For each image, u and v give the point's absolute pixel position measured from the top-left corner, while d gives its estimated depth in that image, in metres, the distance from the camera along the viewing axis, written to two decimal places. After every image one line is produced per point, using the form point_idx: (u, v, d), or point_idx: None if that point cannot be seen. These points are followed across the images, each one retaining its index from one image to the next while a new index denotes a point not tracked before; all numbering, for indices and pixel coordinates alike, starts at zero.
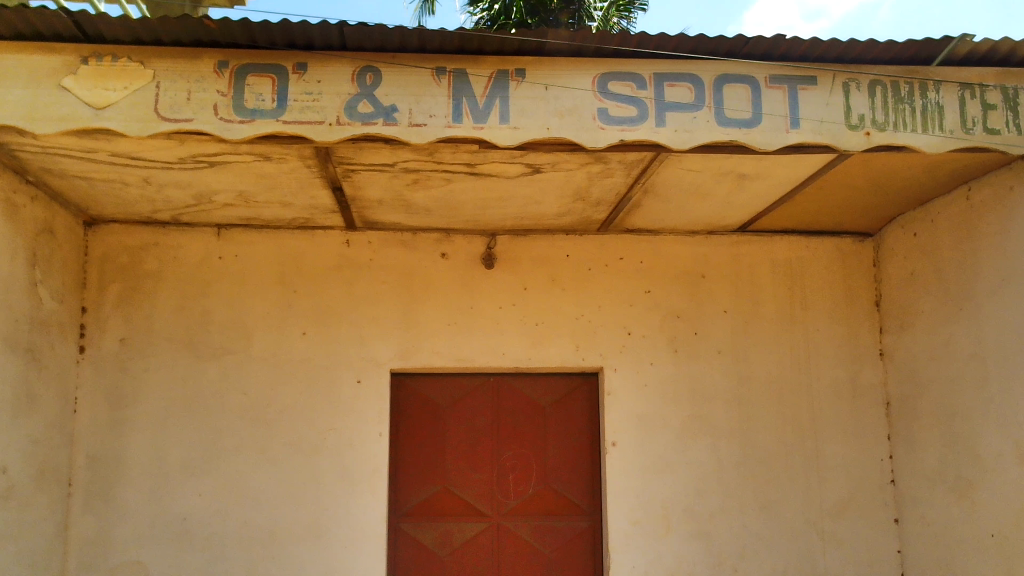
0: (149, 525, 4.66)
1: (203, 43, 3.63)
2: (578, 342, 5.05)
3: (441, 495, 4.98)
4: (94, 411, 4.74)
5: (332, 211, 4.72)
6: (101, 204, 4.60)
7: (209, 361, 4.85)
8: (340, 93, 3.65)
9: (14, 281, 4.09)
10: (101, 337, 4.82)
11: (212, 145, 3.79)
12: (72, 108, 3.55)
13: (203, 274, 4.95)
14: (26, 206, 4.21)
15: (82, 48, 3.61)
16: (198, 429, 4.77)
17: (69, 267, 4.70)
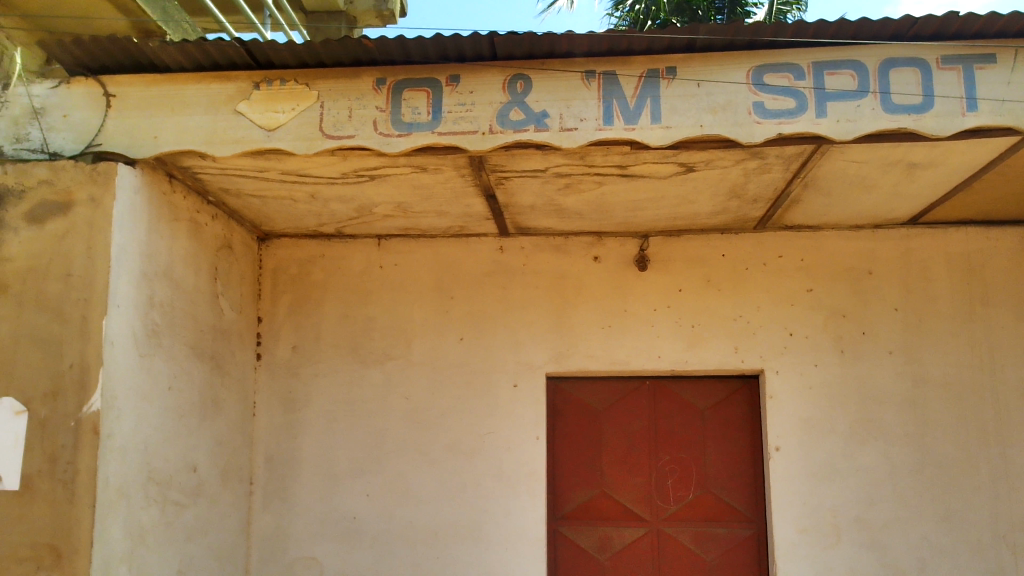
0: (322, 523, 4.90)
1: (362, 62, 3.79)
2: (736, 343, 4.90)
3: (599, 499, 4.96)
4: (271, 415, 5.05)
5: (485, 218, 4.82)
6: (273, 219, 4.90)
7: (373, 367, 5.05)
8: (492, 102, 3.72)
9: (199, 294, 4.42)
10: (275, 345, 5.13)
11: (372, 159, 3.95)
12: (246, 131, 3.79)
13: (365, 283, 5.17)
14: (208, 224, 4.55)
15: (253, 75, 3.86)
16: (364, 432, 4.98)
17: (245, 280, 5.03)
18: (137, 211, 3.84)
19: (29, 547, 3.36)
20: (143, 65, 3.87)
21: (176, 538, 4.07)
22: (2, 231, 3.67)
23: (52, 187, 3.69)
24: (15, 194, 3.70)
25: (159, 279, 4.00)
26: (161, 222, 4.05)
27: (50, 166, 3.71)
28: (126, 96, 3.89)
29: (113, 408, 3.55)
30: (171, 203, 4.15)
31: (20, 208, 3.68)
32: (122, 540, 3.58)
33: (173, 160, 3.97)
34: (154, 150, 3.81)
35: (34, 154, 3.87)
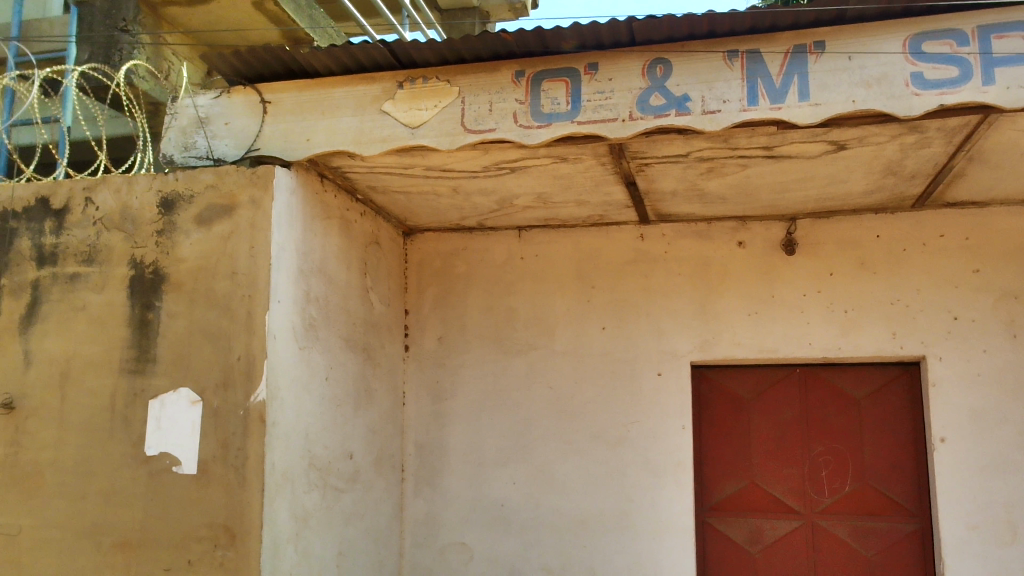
0: (471, 510, 5.02)
1: (500, 56, 3.83)
2: (894, 329, 4.65)
3: (749, 490, 4.84)
4: (420, 404, 5.21)
5: (626, 206, 4.78)
6: (418, 214, 5.04)
7: (517, 357, 5.12)
8: (631, 88, 3.68)
9: (351, 288, 4.61)
10: (422, 336, 5.29)
11: (513, 152, 4.00)
12: (391, 129, 3.92)
13: (507, 274, 5.24)
14: (357, 221, 4.73)
15: (397, 75, 3.97)
16: (510, 421, 5.05)
17: (393, 274, 5.20)
18: (294, 211, 4.04)
19: (207, 527, 3.61)
20: (294, 72, 4.06)
21: (337, 520, 4.26)
22: (175, 233, 3.95)
23: (218, 191, 3.94)
24: (185, 199, 3.97)
25: (314, 275, 4.20)
26: (315, 220, 4.25)
27: (215, 172, 3.96)
28: (280, 102, 4.10)
29: (277, 398, 3.76)
30: (323, 202, 4.35)
31: (190, 212, 3.95)
32: (288, 523, 3.79)
33: (324, 161, 4.14)
34: (307, 152, 3.99)
35: (201, 162, 4.15)
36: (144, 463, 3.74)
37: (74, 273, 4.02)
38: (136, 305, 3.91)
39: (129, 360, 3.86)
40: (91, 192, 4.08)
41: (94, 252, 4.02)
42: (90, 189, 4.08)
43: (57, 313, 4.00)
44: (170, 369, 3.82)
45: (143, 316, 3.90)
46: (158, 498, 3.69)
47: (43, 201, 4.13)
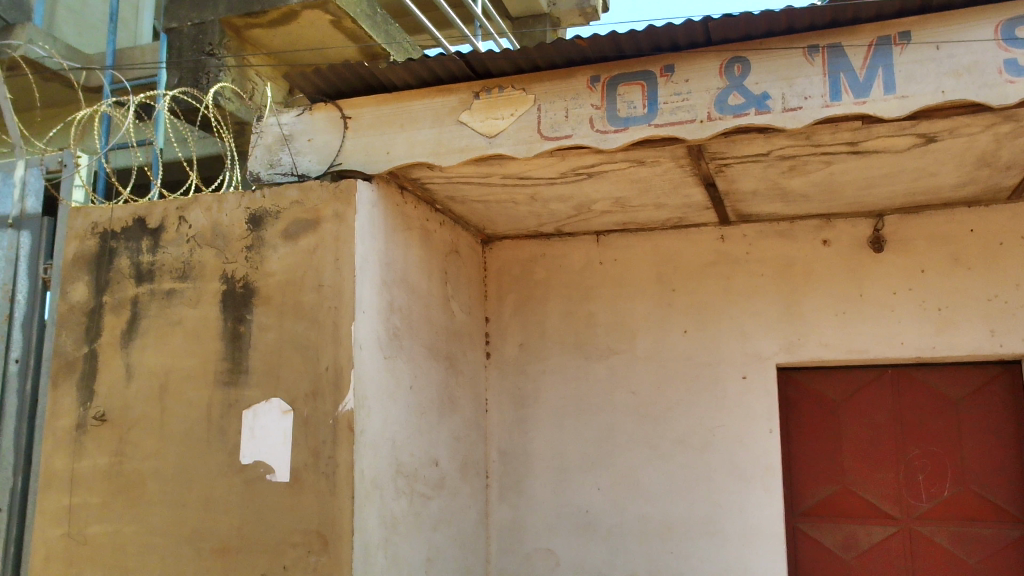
0: (556, 516, 5.02)
1: (575, 62, 3.84)
2: (993, 326, 4.47)
3: (842, 495, 4.71)
4: (503, 411, 5.25)
5: (705, 207, 4.72)
6: (496, 222, 5.08)
7: (598, 362, 5.10)
8: (709, 89, 3.64)
9: (432, 297, 4.67)
10: (504, 343, 5.32)
11: (590, 157, 4.00)
12: (469, 140, 3.96)
13: (587, 279, 5.23)
14: (437, 231, 4.80)
15: (473, 85, 4.02)
16: (593, 427, 5.04)
17: (473, 282, 5.25)
18: (376, 223, 4.12)
19: (301, 533, 3.71)
20: (373, 87, 4.14)
21: (425, 527, 4.32)
22: (264, 248, 4.07)
23: (303, 206, 4.05)
24: (272, 215, 4.09)
25: (397, 285, 4.28)
26: (396, 231, 4.33)
27: (300, 188, 4.07)
28: (361, 117, 4.19)
29: (364, 407, 3.84)
30: (404, 214, 4.43)
31: (277, 227, 4.07)
32: (378, 529, 3.86)
33: (404, 173, 4.22)
34: (387, 165, 4.07)
35: (286, 178, 4.27)
36: (240, 471, 3.87)
37: (170, 289, 4.18)
38: (228, 318, 4.05)
39: (224, 372, 4.00)
40: (184, 211, 4.25)
41: (188, 269, 4.18)
42: (183, 208, 4.25)
43: (154, 327, 4.16)
44: (262, 380, 3.94)
45: (235, 329, 4.03)
46: (254, 506, 3.81)
47: (140, 221, 4.32)
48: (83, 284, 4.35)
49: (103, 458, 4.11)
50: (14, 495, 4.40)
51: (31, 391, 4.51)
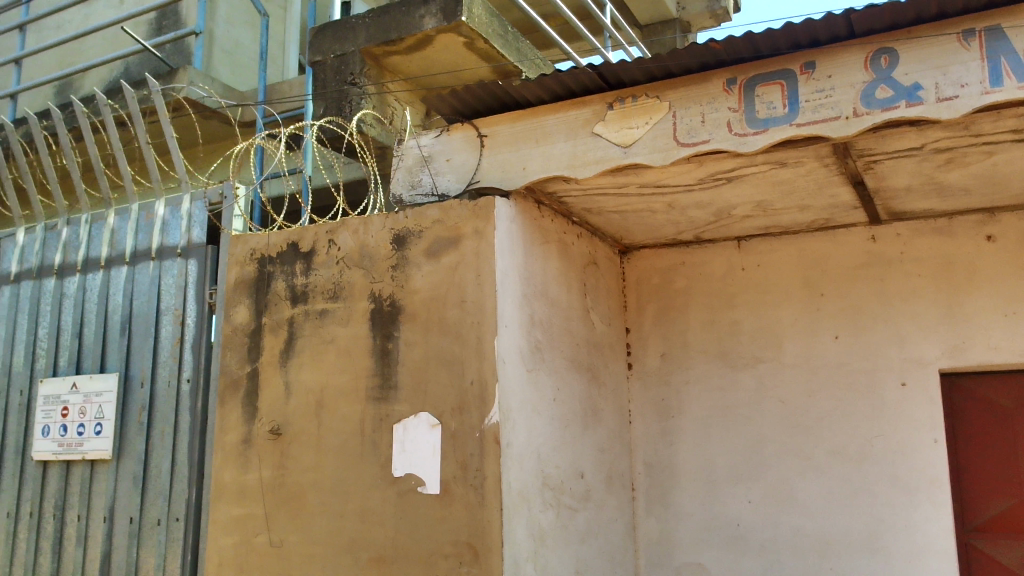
0: (706, 529, 4.91)
1: (710, 66, 3.77)
2: None
3: (1020, 510, 4.36)
4: (647, 422, 5.18)
5: (854, 207, 4.52)
6: (634, 232, 5.04)
7: (745, 371, 4.96)
8: (854, 83, 3.49)
9: (572, 310, 4.68)
10: (645, 354, 5.26)
11: (729, 161, 3.91)
12: (604, 151, 3.96)
13: (729, 287, 5.09)
14: (574, 243, 4.81)
15: (606, 96, 4.01)
16: (742, 438, 4.90)
17: (612, 293, 5.23)
18: (515, 238, 4.18)
19: (452, 544, 3.79)
20: (508, 105, 4.21)
21: (573, 539, 4.32)
22: (408, 267, 4.21)
23: (444, 225, 4.16)
24: (415, 234, 4.22)
25: (537, 298, 4.31)
26: (535, 245, 4.37)
27: (441, 207, 4.18)
28: (497, 135, 4.27)
29: (509, 420, 3.89)
30: (541, 228, 4.46)
31: (420, 245, 4.20)
32: (527, 541, 3.89)
33: (540, 188, 4.26)
34: (524, 180, 4.12)
35: (427, 199, 4.39)
36: (392, 483, 4.00)
37: (322, 310, 4.39)
38: (377, 336, 4.21)
39: (375, 388, 4.15)
40: (333, 234, 4.45)
41: (338, 289, 4.37)
42: (333, 232, 4.45)
43: (310, 346, 4.37)
44: (410, 395, 4.06)
45: (384, 346, 4.18)
46: (407, 517, 3.93)
47: (293, 246, 4.56)
48: (244, 307, 4.63)
49: (266, 471, 4.34)
50: (189, 505, 4.70)
51: (201, 408, 4.81)
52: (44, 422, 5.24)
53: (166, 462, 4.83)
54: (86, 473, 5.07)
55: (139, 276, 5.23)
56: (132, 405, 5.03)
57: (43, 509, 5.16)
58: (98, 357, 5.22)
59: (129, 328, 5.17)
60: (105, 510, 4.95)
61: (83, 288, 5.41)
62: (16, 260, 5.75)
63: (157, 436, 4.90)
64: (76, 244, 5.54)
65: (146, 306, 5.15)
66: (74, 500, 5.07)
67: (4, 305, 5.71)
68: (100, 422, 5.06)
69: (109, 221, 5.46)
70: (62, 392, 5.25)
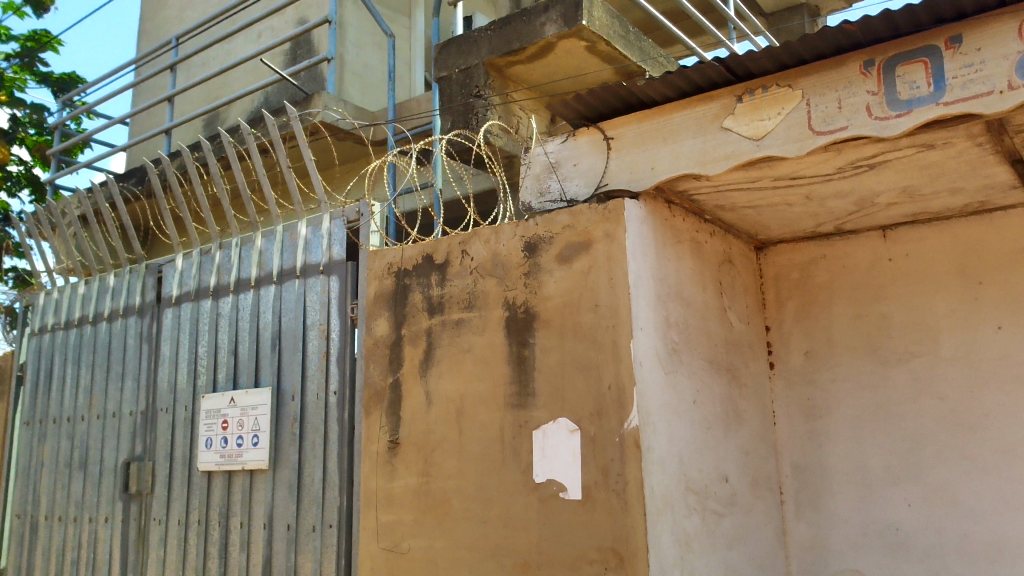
0: (862, 534, 4.68)
1: (845, 49, 3.61)
2: None
3: None
4: (793, 423, 5.00)
5: (1012, 186, 4.21)
6: (770, 226, 4.88)
7: (897, 367, 4.70)
8: (1007, 55, 3.28)
9: (709, 309, 4.58)
10: (788, 352, 5.08)
11: (870, 147, 3.72)
12: (735, 145, 3.85)
13: (876, 279, 4.85)
14: (708, 241, 4.70)
15: (735, 89, 3.91)
16: (898, 437, 4.64)
17: (749, 291, 5.08)
18: (646, 239, 4.13)
19: (597, 550, 3.77)
20: (633, 105, 4.17)
21: (720, 544, 4.21)
22: (541, 273, 4.23)
23: (575, 230, 4.16)
24: (546, 240, 4.24)
25: (672, 299, 4.25)
26: (667, 246, 4.30)
27: (571, 212, 4.19)
28: (624, 136, 4.23)
29: (649, 423, 3.83)
30: (673, 228, 4.39)
31: (552, 252, 4.22)
32: (673, 546, 3.82)
33: (670, 187, 4.19)
34: (654, 180, 4.07)
35: (556, 205, 4.40)
36: (534, 489, 4.02)
37: (458, 319, 4.47)
38: (512, 343, 4.25)
39: (513, 395, 4.19)
40: (466, 245, 4.53)
41: (473, 298, 4.44)
42: (465, 242, 4.53)
43: (448, 355, 4.47)
44: (548, 401, 4.07)
45: (520, 353, 4.21)
46: (550, 522, 3.94)
47: (428, 258, 4.67)
48: (384, 319, 4.78)
49: (412, 478, 4.46)
50: (341, 512, 4.88)
51: (348, 418, 4.99)
52: (207, 434, 5.60)
53: (318, 471, 5.04)
54: (246, 482, 5.36)
55: (286, 294, 5.50)
56: (286, 417, 5.28)
57: (210, 516, 5.50)
58: (253, 372, 5.52)
59: (279, 344, 5.44)
60: (265, 517, 5.22)
61: (237, 307, 5.74)
62: (176, 284, 6.17)
63: (308, 445, 5.12)
64: (228, 267, 5.89)
65: (293, 322, 5.41)
66: (236, 508, 5.38)
67: (168, 326, 6.13)
68: (256, 434, 5.35)
69: (256, 243, 5.77)
70: (222, 406, 5.59)
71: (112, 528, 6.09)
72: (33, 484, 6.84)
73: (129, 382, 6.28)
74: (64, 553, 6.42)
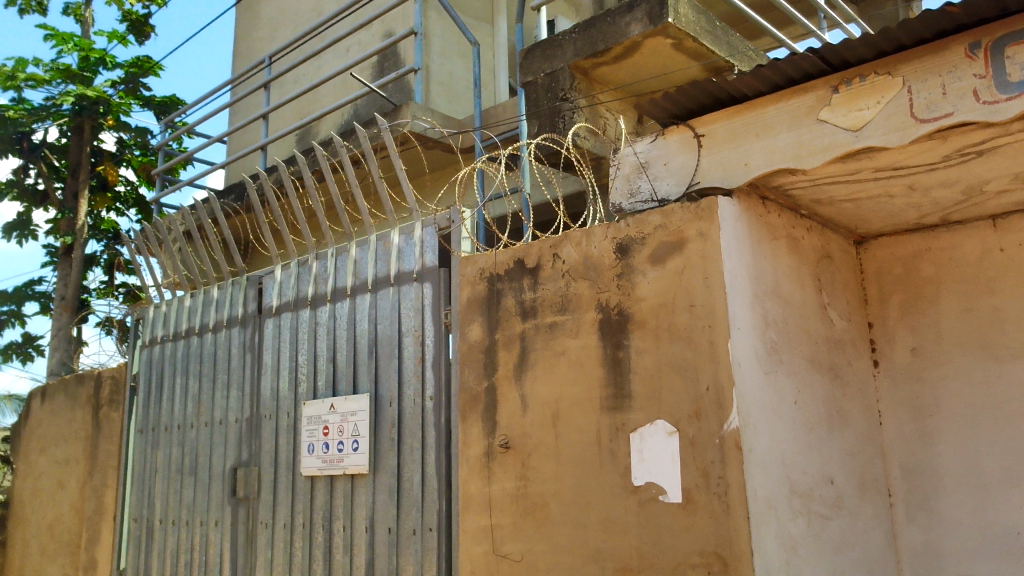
0: (981, 538, 4.46)
1: (948, 32, 3.48)
2: None
3: None
4: (901, 423, 4.82)
5: None
6: (870, 220, 4.72)
7: (1013, 362, 4.47)
8: None
9: (809, 306, 4.45)
10: (894, 350, 4.90)
11: (978, 133, 3.56)
12: (832, 136, 3.74)
13: (987, 270, 4.62)
14: (805, 237, 4.58)
15: (830, 79, 3.79)
16: (1016, 436, 4.41)
17: (850, 287, 4.93)
18: (741, 237, 4.05)
19: (700, 554, 3.71)
20: (724, 101, 4.10)
21: (828, 548, 4.09)
22: (633, 275, 4.20)
23: (667, 229, 4.12)
24: (638, 241, 4.21)
25: (769, 297, 4.15)
26: (763, 243, 4.21)
27: (663, 212, 4.15)
28: (715, 133, 4.16)
29: (750, 425, 3.75)
30: (768, 224, 4.29)
31: (644, 252, 4.18)
32: (779, 551, 3.73)
33: (764, 182, 4.09)
34: (747, 176, 3.99)
35: (647, 205, 4.36)
36: (633, 492, 3.98)
37: (552, 322, 4.48)
38: (607, 345, 4.23)
39: (609, 398, 4.17)
40: (557, 248, 4.53)
41: (566, 301, 4.44)
42: (556, 246, 4.54)
43: (542, 359, 4.47)
44: (645, 403, 4.03)
45: (615, 355, 4.19)
46: (651, 526, 3.90)
47: (520, 263, 4.70)
48: (478, 324, 4.83)
49: (510, 482, 4.48)
50: (441, 516, 4.93)
51: (445, 422, 5.05)
52: (310, 440, 5.76)
53: (417, 475, 5.12)
54: (348, 486, 5.49)
55: (381, 301, 5.61)
56: (384, 422, 5.38)
57: (314, 521, 5.65)
58: (351, 378, 5.65)
59: (376, 351, 5.55)
60: (367, 521, 5.33)
61: (334, 315, 5.88)
62: (276, 294, 6.37)
63: (407, 450, 5.21)
64: (325, 276, 6.05)
65: (389, 329, 5.51)
66: (339, 512, 5.51)
67: (269, 335, 6.34)
68: (356, 439, 5.47)
69: (351, 253, 5.91)
70: (322, 412, 5.74)
71: (222, 531, 6.32)
72: (148, 489, 7.17)
73: (234, 391, 6.52)
74: (178, 555, 6.69)
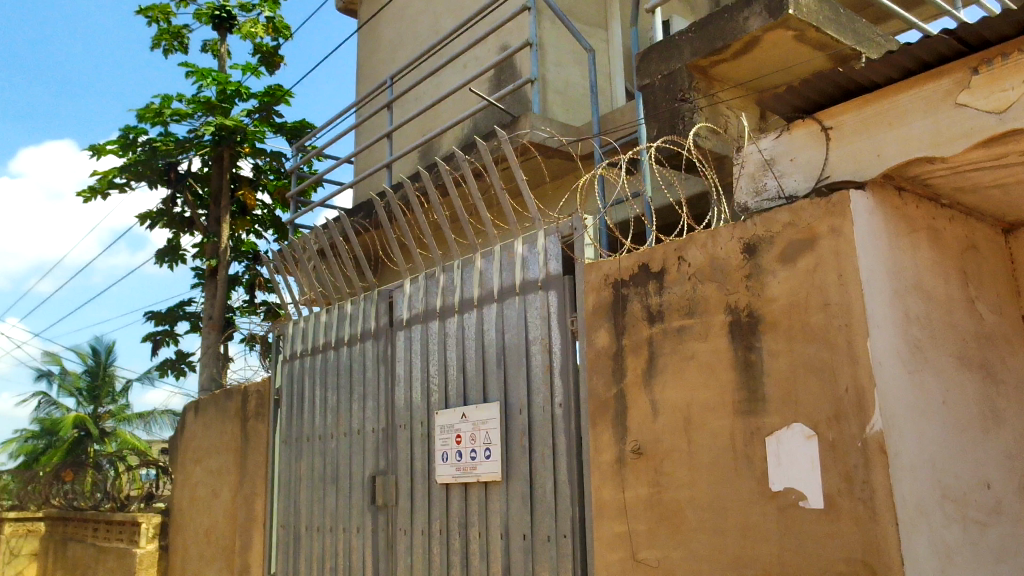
0: None
1: None
2: None
3: None
4: None
5: None
6: (1019, 206, 4.43)
7: None
8: None
9: (954, 301, 4.23)
10: None
11: None
12: (974, 121, 3.57)
13: None
14: (947, 228, 4.35)
15: (969, 61, 3.61)
16: None
17: (1000, 279, 4.64)
18: (877, 231, 3.88)
19: (846, 562, 3.57)
20: (852, 91, 3.95)
21: (987, 557, 3.85)
22: (763, 275, 4.10)
23: (797, 227, 4.00)
24: (767, 241, 4.12)
25: (911, 293, 3.96)
26: (901, 236, 4.02)
27: (791, 210, 4.04)
28: (844, 124, 4.01)
29: (895, 426, 3.59)
30: (906, 216, 4.10)
31: (774, 252, 4.08)
32: (932, 559, 3.54)
33: (900, 173, 3.92)
34: (882, 168, 3.83)
35: (774, 203, 4.24)
36: (772, 498, 3.88)
37: (679, 326, 4.42)
38: (738, 348, 4.14)
39: (742, 402, 4.08)
40: (683, 251, 4.48)
41: (693, 305, 4.38)
42: (681, 249, 4.49)
43: (671, 363, 4.42)
44: (781, 407, 3.92)
45: (747, 358, 4.10)
46: (792, 533, 3.78)
47: (644, 267, 4.67)
48: (604, 330, 4.84)
49: (643, 488, 4.45)
50: (575, 522, 4.95)
51: (575, 430, 5.05)
52: (444, 449, 5.90)
53: (549, 482, 5.16)
54: (482, 493, 5.59)
55: (508, 311, 5.70)
56: (515, 430, 5.45)
57: (450, 527, 5.78)
58: (481, 388, 5.75)
59: (505, 360, 5.63)
60: (502, 527, 5.41)
61: (462, 326, 6.01)
62: (406, 307, 6.57)
63: (539, 458, 5.25)
64: (452, 288, 6.19)
65: (517, 337, 5.58)
66: (475, 518, 5.61)
67: (402, 347, 6.54)
68: (489, 447, 5.56)
69: (477, 264, 6.02)
70: (455, 421, 5.86)
71: (364, 538, 6.55)
72: (294, 497, 7.52)
73: (370, 401, 6.76)
74: (324, 561, 6.99)
